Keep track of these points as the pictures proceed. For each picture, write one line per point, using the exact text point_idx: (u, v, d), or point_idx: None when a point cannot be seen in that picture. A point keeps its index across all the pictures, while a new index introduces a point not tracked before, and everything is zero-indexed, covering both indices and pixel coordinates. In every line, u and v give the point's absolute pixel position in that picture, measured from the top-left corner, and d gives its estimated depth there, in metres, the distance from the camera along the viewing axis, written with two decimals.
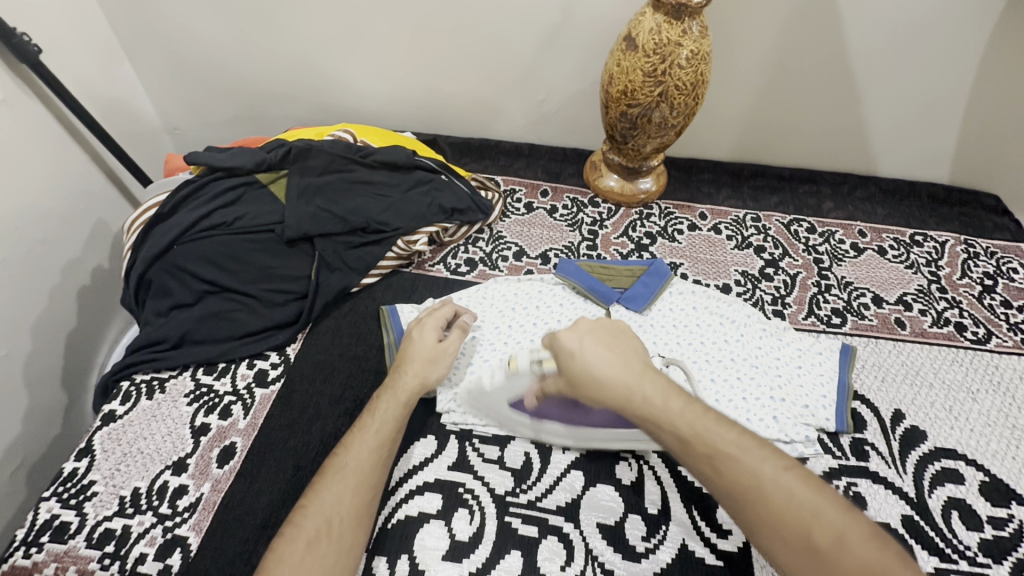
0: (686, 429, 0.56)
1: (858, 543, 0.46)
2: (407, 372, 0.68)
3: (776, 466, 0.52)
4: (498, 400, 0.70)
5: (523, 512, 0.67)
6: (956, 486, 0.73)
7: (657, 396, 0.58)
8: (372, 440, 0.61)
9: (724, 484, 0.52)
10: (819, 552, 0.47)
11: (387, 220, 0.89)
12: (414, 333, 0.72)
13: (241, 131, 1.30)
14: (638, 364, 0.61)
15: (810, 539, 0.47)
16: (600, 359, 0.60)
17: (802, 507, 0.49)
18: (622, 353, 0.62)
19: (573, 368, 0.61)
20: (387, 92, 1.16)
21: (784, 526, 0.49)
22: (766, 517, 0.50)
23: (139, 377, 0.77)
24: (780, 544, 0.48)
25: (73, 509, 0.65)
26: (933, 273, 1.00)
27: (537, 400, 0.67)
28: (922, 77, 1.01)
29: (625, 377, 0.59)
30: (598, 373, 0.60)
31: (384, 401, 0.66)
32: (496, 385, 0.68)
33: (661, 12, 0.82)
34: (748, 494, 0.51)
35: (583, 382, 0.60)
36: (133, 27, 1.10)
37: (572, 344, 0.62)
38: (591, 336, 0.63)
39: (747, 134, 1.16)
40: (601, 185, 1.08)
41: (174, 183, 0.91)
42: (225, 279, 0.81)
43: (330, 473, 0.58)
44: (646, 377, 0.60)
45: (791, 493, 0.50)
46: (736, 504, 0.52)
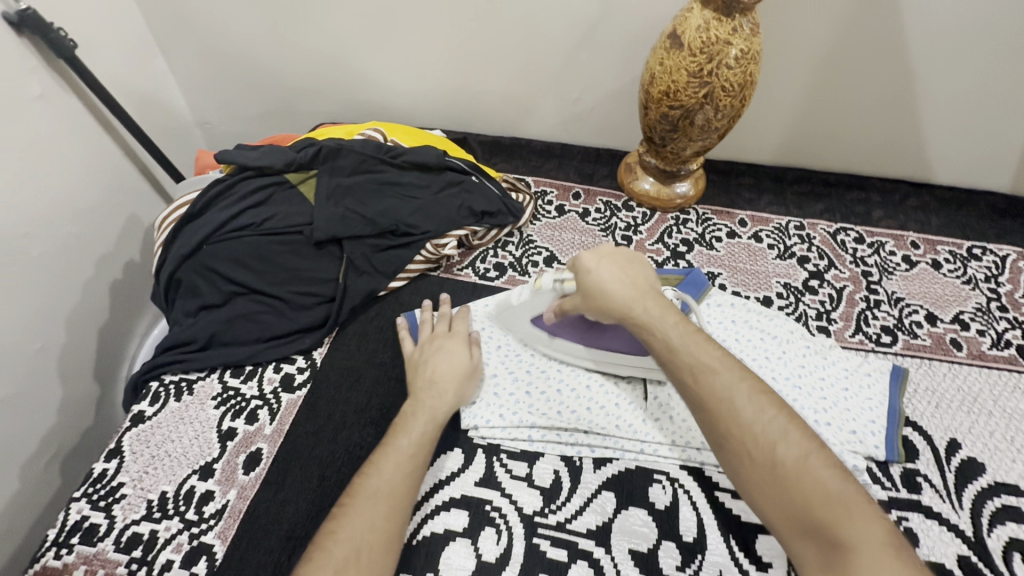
0: (676, 342, 0.58)
1: (820, 469, 0.46)
2: (445, 391, 0.67)
3: (754, 388, 0.52)
4: (523, 314, 0.73)
5: (552, 534, 0.64)
6: (1019, 526, 0.68)
7: (654, 313, 0.60)
8: (404, 463, 0.59)
9: (699, 394, 0.54)
10: (780, 469, 0.47)
11: (417, 223, 0.87)
12: (445, 350, 0.72)
13: (271, 127, 1.30)
14: (643, 286, 0.63)
15: (773, 458, 0.48)
16: (612, 278, 0.63)
17: (769, 426, 0.50)
18: (635, 274, 0.64)
19: (588, 285, 0.64)
20: (417, 88, 1.14)
21: (750, 441, 0.50)
22: (732, 429, 0.51)
23: (168, 377, 0.77)
24: (748, 461, 0.49)
25: (102, 511, 0.65)
26: (993, 290, 0.93)
27: (554, 317, 0.70)
28: (989, 78, 0.94)
29: (628, 295, 0.62)
30: (607, 289, 0.62)
31: (419, 420, 0.64)
32: (523, 300, 0.71)
33: (709, 8, 0.78)
34: (720, 408, 0.52)
35: (595, 299, 0.63)
36: (166, 20, 1.10)
37: (590, 263, 0.64)
38: (607, 258, 0.64)
39: (792, 136, 1.10)
40: (635, 188, 1.04)
41: (204, 180, 0.90)
42: (254, 281, 0.80)
43: (358, 497, 0.56)
44: (648, 296, 0.62)
45: (761, 415, 0.50)
46: (706, 414, 0.53)
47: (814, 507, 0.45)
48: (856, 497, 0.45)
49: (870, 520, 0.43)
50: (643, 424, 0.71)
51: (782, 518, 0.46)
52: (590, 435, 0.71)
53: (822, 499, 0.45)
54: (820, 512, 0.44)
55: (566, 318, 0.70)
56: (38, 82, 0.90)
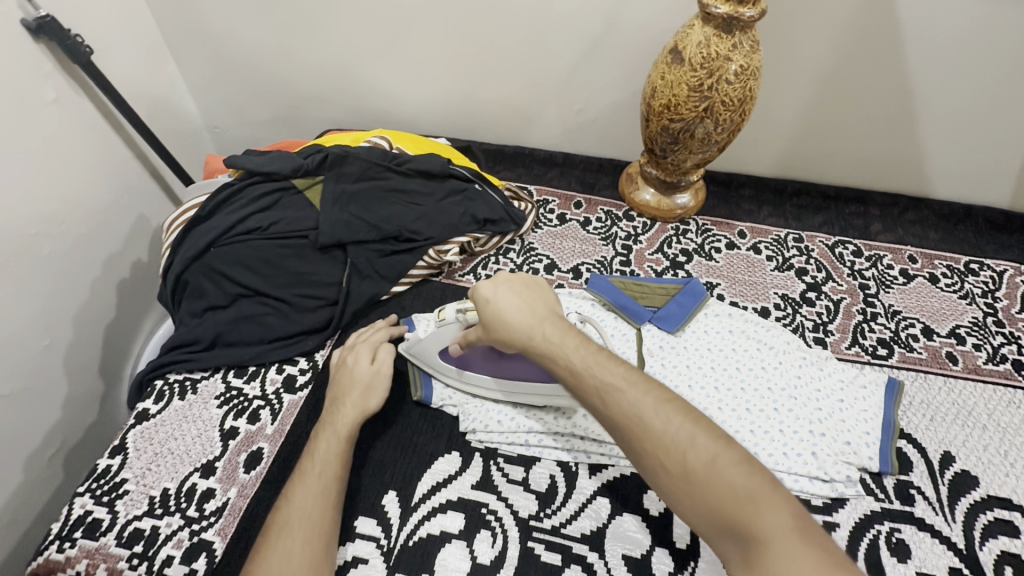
0: (579, 367, 0.58)
1: (727, 467, 0.47)
2: (345, 403, 0.68)
3: (659, 399, 0.53)
4: (431, 349, 0.74)
5: (546, 538, 0.65)
6: (1011, 540, 0.68)
7: (555, 338, 0.60)
8: (317, 487, 0.60)
9: (610, 416, 0.54)
10: (692, 476, 0.48)
11: (420, 229, 0.89)
12: (349, 359, 0.73)
13: (279, 132, 1.32)
14: (543, 311, 0.63)
15: (685, 465, 0.48)
16: (508, 304, 0.64)
17: (678, 435, 0.50)
18: (533, 299, 0.65)
19: (486, 314, 0.64)
20: (423, 97, 1.16)
21: (662, 452, 0.50)
22: (643, 444, 0.51)
23: (172, 376, 0.78)
24: (663, 473, 0.49)
25: (105, 506, 0.67)
26: (990, 305, 0.94)
27: (461, 347, 0.71)
28: (986, 95, 0.95)
29: (528, 322, 0.62)
30: (506, 318, 0.63)
31: (325, 441, 0.64)
32: (429, 334, 0.73)
33: (710, 25, 0.79)
34: (630, 426, 0.52)
35: (496, 329, 0.64)
36: (180, 27, 1.13)
37: (488, 293, 0.65)
38: (504, 285, 0.65)
39: (792, 149, 1.11)
40: (636, 199, 1.05)
41: (213, 184, 0.92)
42: (260, 283, 0.82)
43: (276, 530, 0.56)
44: (547, 321, 0.62)
45: (666, 423, 0.51)
46: (621, 435, 0.53)
47: (726, 507, 0.46)
48: (761, 487, 0.46)
49: (778, 509, 0.44)
50: None
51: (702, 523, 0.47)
52: (585, 442, 0.72)
53: (730, 497, 0.46)
54: (732, 510, 0.45)
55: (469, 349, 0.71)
56: (54, 86, 0.92)
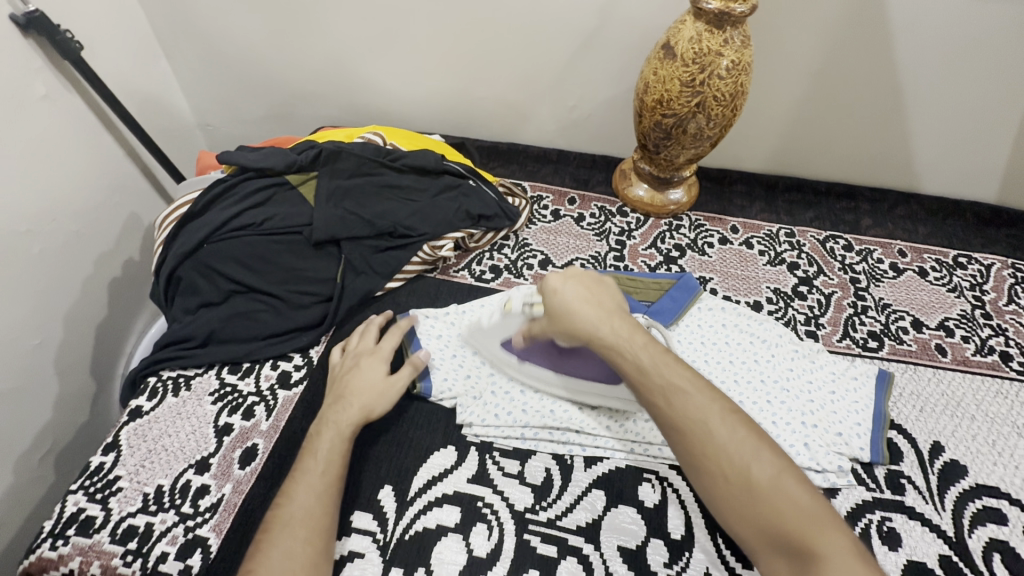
0: (647, 364, 0.58)
1: (792, 487, 0.48)
2: (350, 407, 0.67)
3: (725, 408, 0.54)
4: (491, 339, 0.77)
5: (542, 530, 0.66)
6: (999, 527, 0.69)
7: (623, 334, 0.61)
8: (319, 486, 0.60)
9: (672, 417, 0.55)
10: (753, 489, 0.49)
11: (415, 225, 0.89)
12: (360, 366, 0.72)
13: (271, 130, 1.31)
14: (611, 306, 0.65)
15: (748, 478, 0.49)
16: (577, 295, 0.65)
17: (741, 446, 0.51)
18: (601, 294, 0.67)
19: (552, 303, 0.66)
20: (417, 94, 1.16)
21: (723, 462, 0.51)
22: (706, 452, 0.52)
23: (166, 373, 0.78)
24: (722, 482, 0.50)
25: (98, 503, 0.66)
26: (977, 298, 0.95)
27: (523, 339, 0.73)
28: (974, 91, 0.96)
29: (596, 316, 0.63)
30: (573, 309, 0.64)
31: (324, 439, 0.65)
32: (493, 324, 0.78)
33: (701, 20, 0.80)
34: (695, 430, 0.53)
35: (563, 318, 0.65)
36: (172, 23, 1.12)
37: (556, 284, 0.67)
38: (576, 279, 0.67)
39: (783, 145, 1.12)
40: (629, 194, 1.06)
41: (206, 181, 0.92)
42: (253, 279, 0.81)
43: (279, 527, 0.56)
44: (615, 318, 0.63)
45: (734, 435, 0.52)
46: (679, 436, 0.54)
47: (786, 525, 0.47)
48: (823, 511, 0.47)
49: (839, 532, 0.46)
50: (633, 425, 0.72)
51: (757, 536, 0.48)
52: (580, 435, 0.72)
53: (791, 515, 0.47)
54: (794, 530, 0.46)
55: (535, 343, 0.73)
56: (43, 82, 0.92)
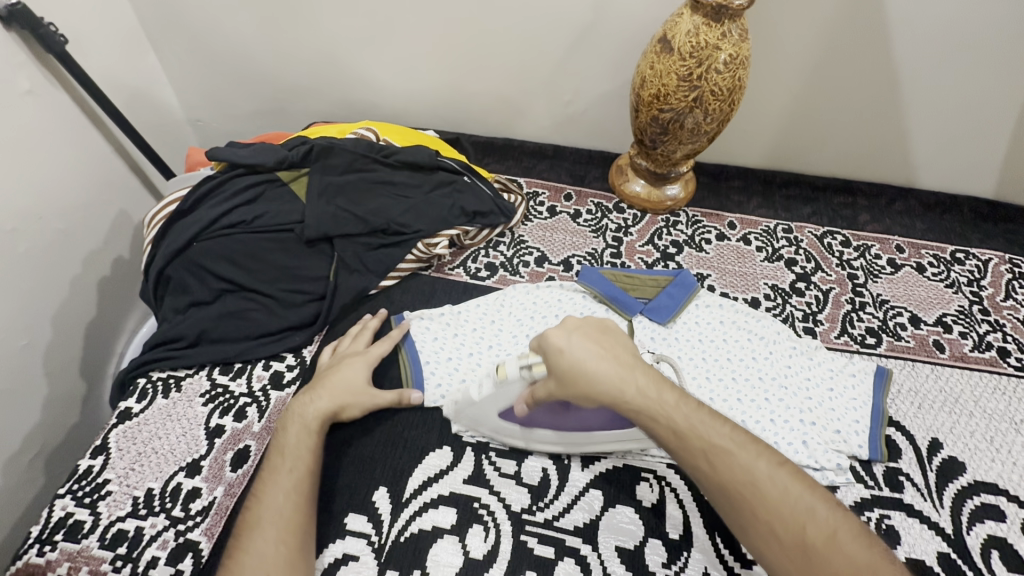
0: (682, 426, 0.57)
1: (848, 542, 0.50)
2: (322, 402, 0.67)
3: (771, 464, 0.55)
4: (487, 409, 0.66)
5: (539, 531, 0.65)
6: (997, 524, 0.69)
7: (651, 391, 0.59)
8: (286, 484, 0.59)
9: (720, 481, 0.55)
10: (811, 548, 0.50)
11: (409, 222, 0.87)
12: (343, 366, 0.72)
13: (263, 125, 1.29)
14: (627, 358, 0.61)
15: (805, 539, 0.51)
16: (590, 353, 0.59)
17: (791, 502, 0.53)
18: (612, 346, 0.61)
19: (561, 365, 0.58)
20: (410, 89, 1.14)
21: (778, 525, 0.52)
22: (761, 514, 0.53)
23: (155, 374, 0.76)
24: (779, 545, 0.52)
25: (87, 507, 0.65)
26: (975, 294, 0.95)
27: (528, 406, 0.63)
28: (972, 85, 0.96)
29: (615, 374, 0.59)
30: (590, 369, 0.58)
31: (291, 434, 0.64)
32: (485, 395, 0.64)
33: (699, 13, 0.79)
34: (745, 494, 0.54)
35: (579, 381, 0.58)
36: (160, 17, 1.10)
37: (560, 341, 0.59)
38: (579, 332, 0.61)
39: (781, 140, 1.11)
40: (626, 190, 1.05)
41: (195, 178, 0.90)
42: (244, 278, 0.80)
43: (248, 529, 0.56)
44: (637, 372, 0.60)
45: (782, 492, 0.53)
46: (730, 501, 0.54)
47: None
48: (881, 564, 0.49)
49: None
50: None
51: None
52: None
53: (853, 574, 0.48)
54: None
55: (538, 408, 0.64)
56: (27, 77, 0.89)
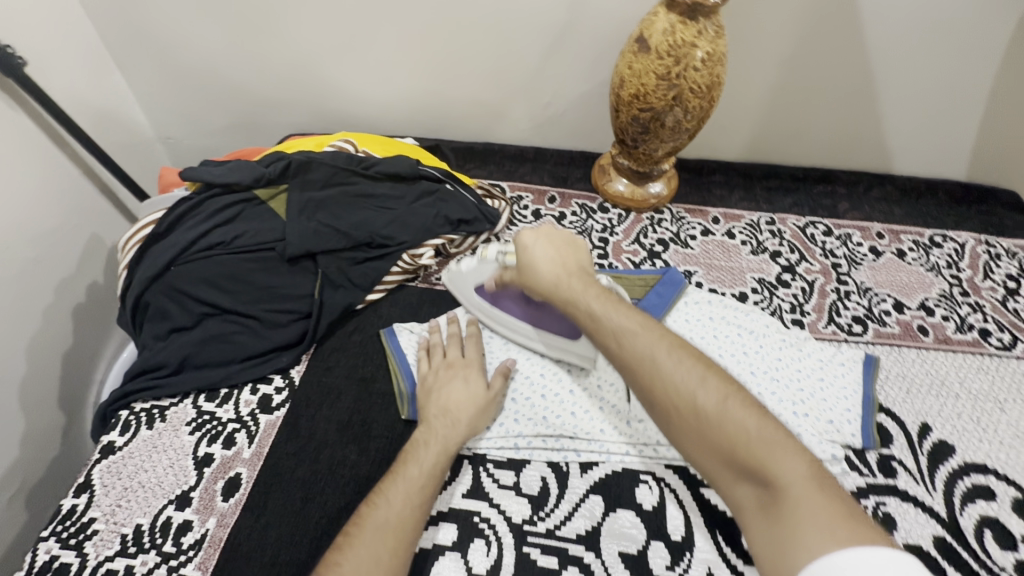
0: (598, 311, 0.62)
1: (739, 412, 0.50)
2: (458, 425, 0.67)
3: (672, 345, 0.57)
4: (468, 282, 0.82)
5: (542, 542, 0.64)
6: (989, 503, 0.70)
7: (578, 287, 0.65)
8: (412, 496, 0.59)
9: (626, 358, 0.58)
10: (703, 417, 0.51)
11: (393, 233, 0.86)
12: (462, 380, 0.71)
13: (236, 140, 1.26)
14: (571, 264, 0.69)
15: (695, 407, 0.52)
16: (545, 254, 0.70)
17: (690, 378, 0.54)
18: (566, 253, 0.71)
19: (523, 260, 0.71)
20: (387, 96, 1.13)
21: (674, 394, 0.53)
22: (658, 389, 0.55)
23: (138, 406, 0.74)
24: (675, 413, 0.53)
25: (73, 549, 0.63)
26: (955, 276, 0.97)
27: (496, 286, 0.79)
28: (944, 70, 0.97)
29: (557, 274, 0.68)
30: (538, 265, 0.69)
31: (430, 450, 0.64)
32: (470, 268, 0.82)
33: (674, 12, 0.79)
34: (645, 370, 0.56)
35: (529, 274, 0.70)
36: (123, 32, 1.07)
37: (527, 241, 0.71)
38: (545, 238, 0.71)
39: (760, 133, 1.12)
40: (609, 190, 1.05)
41: (169, 199, 0.88)
42: (226, 301, 0.78)
43: (358, 527, 0.56)
44: (573, 273, 0.67)
45: (680, 367, 0.55)
46: (631, 374, 0.58)
47: (736, 447, 0.49)
48: (771, 431, 0.49)
49: (791, 452, 0.47)
50: (627, 427, 0.72)
51: (716, 467, 0.50)
52: (575, 440, 0.72)
53: (739, 438, 0.49)
54: (745, 454, 0.48)
55: (507, 289, 0.80)
56: None
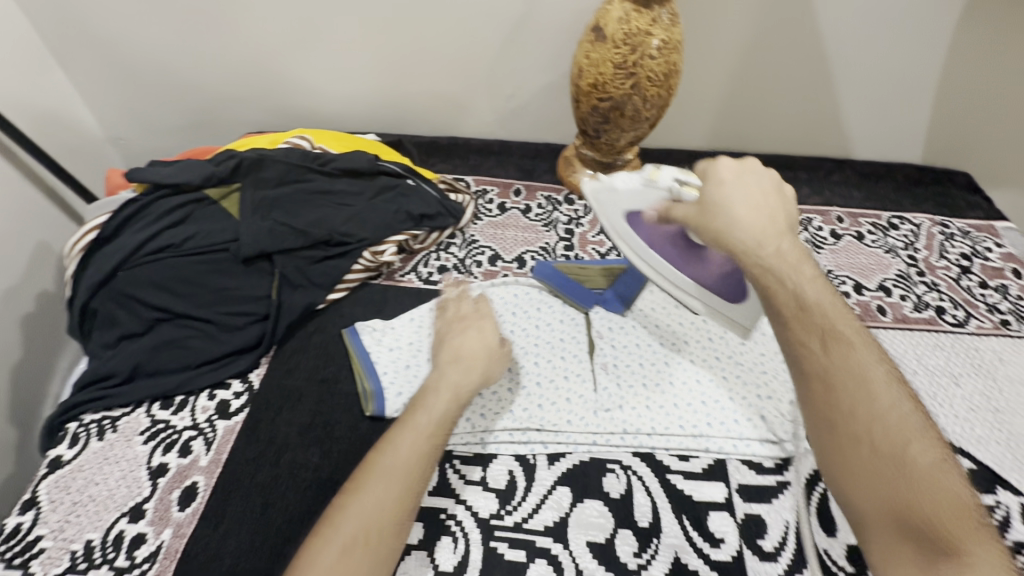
0: (811, 300, 0.53)
1: (947, 472, 0.45)
2: (471, 369, 0.66)
3: (891, 375, 0.50)
4: (622, 203, 0.76)
5: (509, 536, 0.64)
6: None
7: (789, 257, 0.55)
8: (420, 441, 0.58)
9: (831, 365, 0.50)
10: (912, 469, 0.45)
11: (352, 230, 0.85)
12: (472, 330, 0.70)
13: (192, 140, 1.22)
14: (772, 225, 0.58)
15: (900, 450, 0.46)
16: (743, 200, 0.59)
17: (891, 417, 0.48)
18: (770, 206, 0.59)
19: (710, 198, 0.61)
20: (346, 91, 1.10)
21: (873, 425, 0.47)
22: (865, 412, 0.48)
23: (88, 417, 0.71)
24: (863, 446, 0.47)
25: (18, 569, 0.60)
26: (912, 257, 0.99)
27: (656, 216, 0.72)
28: (896, 55, 0.99)
29: (755, 235, 0.57)
30: (734, 209, 0.59)
31: (440, 397, 0.62)
32: (630, 189, 0.74)
33: (629, 0, 0.79)
34: (849, 385, 0.49)
35: (714, 213, 0.60)
36: (64, 29, 1.02)
37: (722, 177, 0.61)
38: (745, 183, 0.60)
39: (722, 121, 1.13)
40: (575, 181, 1.03)
41: (116, 202, 0.84)
42: (180, 305, 0.76)
43: (364, 474, 0.56)
44: (782, 236, 0.57)
45: (884, 404, 0.48)
46: (843, 389, 0.49)
47: (917, 508, 0.44)
48: (965, 502, 0.44)
49: (987, 536, 0.42)
50: (594, 417, 0.72)
51: (875, 505, 0.46)
52: (543, 433, 0.71)
53: (935, 504, 0.44)
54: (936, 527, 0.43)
55: (666, 225, 0.72)
56: None
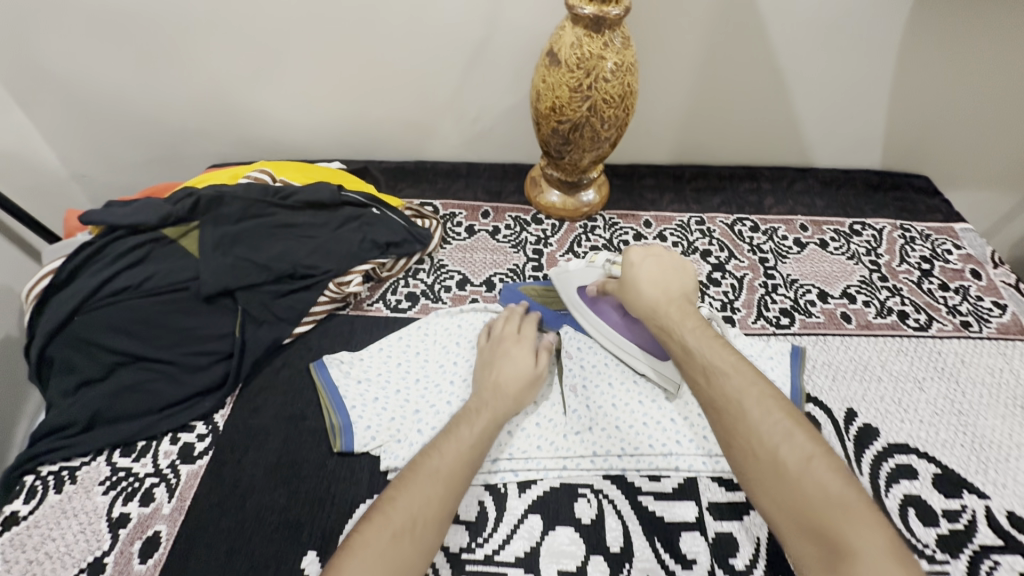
0: (691, 344, 0.63)
1: (827, 473, 0.50)
2: (503, 395, 0.68)
3: (763, 393, 0.57)
4: (571, 283, 0.86)
5: (480, 569, 0.63)
6: (911, 482, 0.73)
7: (675, 317, 0.67)
8: (464, 453, 0.60)
9: (711, 395, 0.59)
10: (787, 474, 0.51)
11: (317, 263, 0.84)
12: (514, 354, 0.73)
13: (157, 174, 1.21)
14: (669, 293, 0.71)
15: (777, 460, 0.52)
16: (646, 275, 0.73)
17: (771, 427, 0.54)
18: (669, 279, 0.73)
19: (627, 276, 0.75)
20: (311, 120, 1.10)
21: (755, 440, 0.54)
22: (742, 431, 0.55)
23: (45, 469, 0.69)
24: (752, 461, 0.53)
25: None
26: (874, 262, 1.01)
27: (597, 288, 0.82)
28: (846, 67, 1.02)
29: (656, 297, 0.70)
30: (640, 282, 0.73)
31: (481, 416, 0.65)
32: (578, 269, 0.86)
33: (580, 25, 0.80)
34: (729, 409, 0.57)
35: (630, 288, 0.73)
36: (19, 69, 1.01)
37: (635, 258, 0.76)
38: (653, 259, 0.75)
39: (685, 135, 1.15)
40: (543, 201, 1.05)
41: (72, 245, 0.83)
42: (140, 347, 0.75)
43: (411, 473, 0.57)
44: (673, 302, 0.69)
45: (762, 420, 0.55)
46: (718, 415, 0.58)
47: (808, 510, 0.48)
48: (850, 500, 0.48)
49: (873, 529, 0.46)
50: (564, 441, 0.72)
51: (778, 512, 0.50)
52: (512, 460, 0.71)
53: (821, 504, 0.48)
54: (821, 524, 0.47)
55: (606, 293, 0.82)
56: None
